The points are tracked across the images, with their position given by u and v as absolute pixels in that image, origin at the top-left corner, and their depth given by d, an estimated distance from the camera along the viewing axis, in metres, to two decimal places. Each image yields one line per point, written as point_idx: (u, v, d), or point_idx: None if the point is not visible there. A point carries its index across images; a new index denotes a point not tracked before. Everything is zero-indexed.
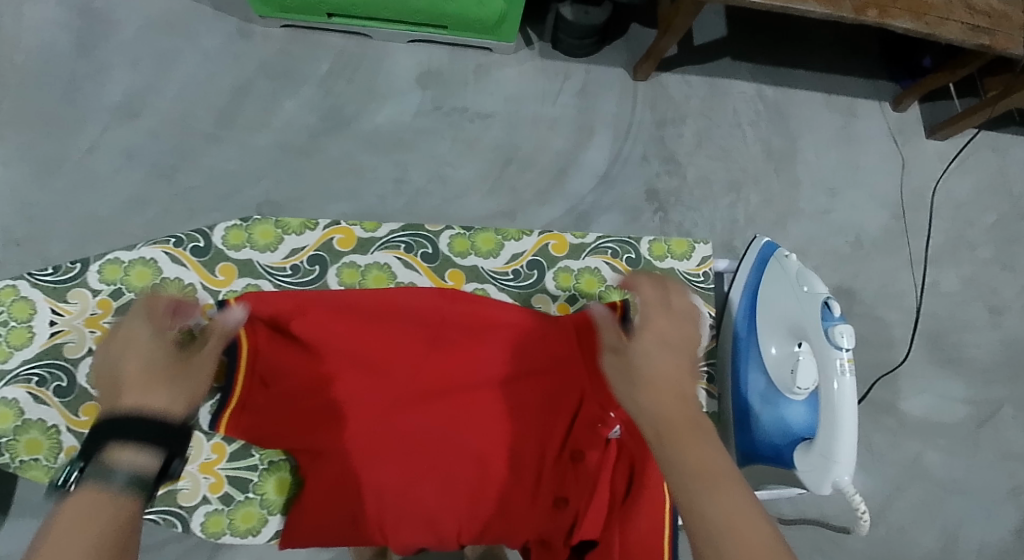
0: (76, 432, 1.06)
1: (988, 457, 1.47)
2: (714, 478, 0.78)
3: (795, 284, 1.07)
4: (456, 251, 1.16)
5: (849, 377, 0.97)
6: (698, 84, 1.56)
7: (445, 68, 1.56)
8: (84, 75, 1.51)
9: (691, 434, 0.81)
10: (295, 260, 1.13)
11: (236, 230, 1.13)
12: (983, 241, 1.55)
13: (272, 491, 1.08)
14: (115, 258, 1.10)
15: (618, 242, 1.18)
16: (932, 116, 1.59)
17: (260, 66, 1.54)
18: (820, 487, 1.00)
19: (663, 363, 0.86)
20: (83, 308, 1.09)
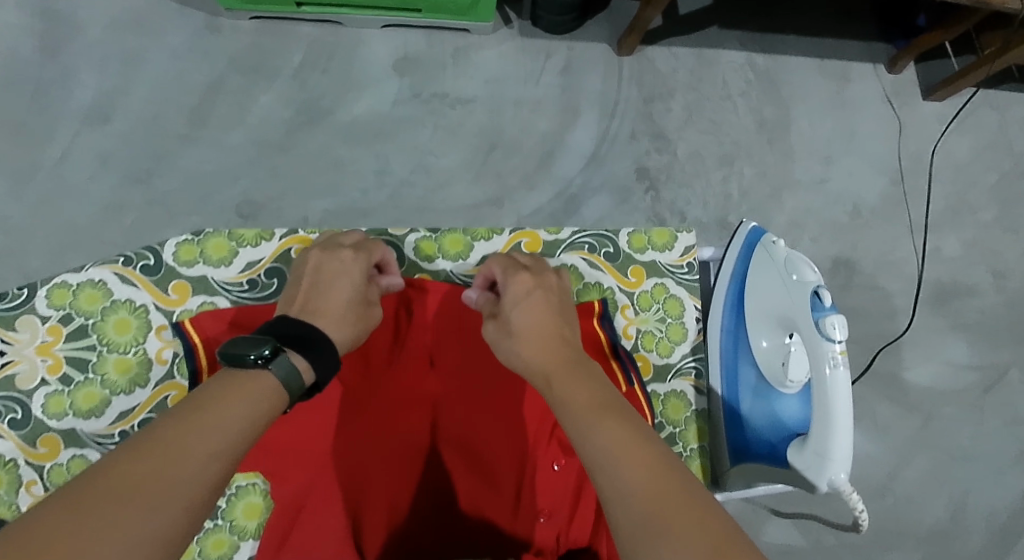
0: (35, 465, 1.00)
1: (995, 423, 1.45)
2: (608, 411, 0.79)
3: (783, 272, 1.04)
4: (422, 255, 1.11)
5: (842, 370, 0.94)
6: (685, 56, 1.51)
7: (422, 53, 1.50)
8: (50, 80, 1.45)
9: (575, 375, 0.83)
10: (252, 273, 1.07)
11: (187, 245, 1.06)
12: (985, 203, 1.51)
13: (243, 515, 1.01)
14: (63, 281, 1.04)
15: (594, 236, 1.13)
16: (928, 76, 1.54)
17: (230, 62, 1.48)
18: (815, 486, 0.96)
19: (535, 319, 0.89)
20: (33, 336, 1.03)
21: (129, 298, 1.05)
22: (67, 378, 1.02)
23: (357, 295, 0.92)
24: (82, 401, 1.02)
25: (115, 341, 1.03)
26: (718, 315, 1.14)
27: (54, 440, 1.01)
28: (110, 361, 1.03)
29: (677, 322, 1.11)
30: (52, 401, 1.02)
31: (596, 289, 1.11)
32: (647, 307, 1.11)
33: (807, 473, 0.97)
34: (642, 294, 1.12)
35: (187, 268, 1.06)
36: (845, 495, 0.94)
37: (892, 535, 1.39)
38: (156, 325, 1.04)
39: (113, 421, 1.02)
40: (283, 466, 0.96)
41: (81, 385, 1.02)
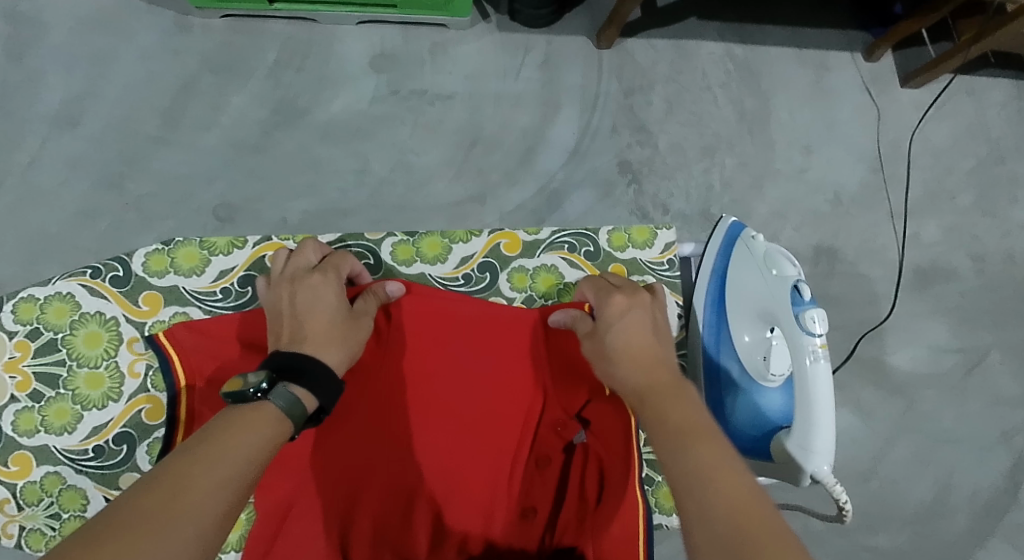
0: (8, 484, 1.00)
1: (977, 404, 1.47)
2: (694, 432, 0.80)
3: (763, 268, 1.06)
4: (400, 259, 1.09)
5: (823, 362, 0.96)
6: (664, 48, 1.50)
7: (400, 49, 1.48)
8: (16, 84, 1.42)
9: (669, 395, 0.85)
10: (225, 282, 1.05)
11: (157, 255, 1.04)
12: (962, 189, 1.53)
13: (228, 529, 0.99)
14: (30, 295, 1.03)
15: (574, 235, 1.12)
16: (905, 64, 1.54)
17: (202, 61, 1.45)
18: (799, 479, 0.99)
19: (632, 337, 0.91)
20: (1, 353, 1.02)
21: (98, 311, 1.03)
22: (38, 395, 1.01)
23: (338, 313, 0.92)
24: (54, 417, 1.01)
25: (85, 355, 1.02)
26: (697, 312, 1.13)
27: (26, 458, 1.01)
28: (81, 376, 1.02)
29: None
30: (23, 418, 1.01)
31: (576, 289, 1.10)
32: None
33: (790, 465, 1.00)
34: None
35: (158, 279, 1.04)
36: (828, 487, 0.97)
37: (878, 519, 1.41)
38: (127, 338, 1.03)
39: (86, 436, 1.01)
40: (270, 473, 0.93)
41: (53, 401, 1.01)
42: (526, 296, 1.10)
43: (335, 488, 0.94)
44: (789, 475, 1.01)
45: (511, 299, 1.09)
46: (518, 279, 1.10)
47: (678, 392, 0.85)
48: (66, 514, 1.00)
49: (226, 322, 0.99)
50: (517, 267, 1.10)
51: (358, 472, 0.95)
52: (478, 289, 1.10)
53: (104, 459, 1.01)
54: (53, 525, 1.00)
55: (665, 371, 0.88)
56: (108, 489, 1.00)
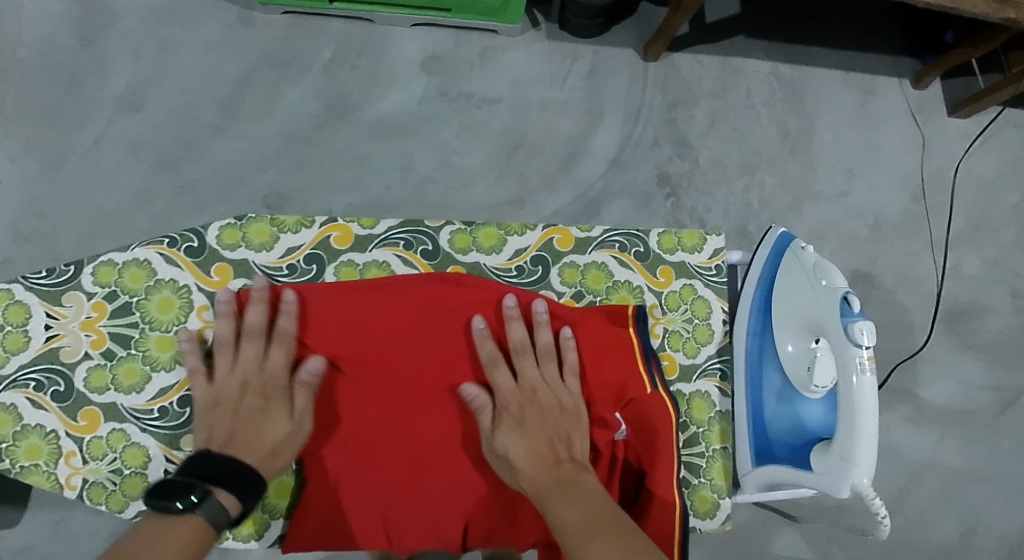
0: (75, 438, 1.04)
1: (1008, 442, 1.44)
2: (600, 526, 0.89)
3: (812, 278, 1.12)
4: (457, 247, 1.14)
5: (869, 375, 1.02)
6: (710, 64, 1.51)
7: (450, 53, 1.52)
8: (86, 66, 1.48)
9: (567, 492, 0.94)
10: (292, 259, 1.11)
11: (230, 229, 1.11)
12: (1006, 223, 1.51)
13: (274, 494, 1.05)
14: (109, 259, 1.08)
15: (625, 235, 1.16)
16: (953, 93, 1.54)
17: (262, 54, 1.51)
18: (838, 490, 1.03)
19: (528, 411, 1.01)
20: (78, 312, 1.07)
21: (172, 279, 1.09)
22: (110, 354, 1.07)
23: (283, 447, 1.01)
24: (124, 376, 1.06)
25: (158, 320, 1.08)
26: (743, 319, 1.19)
27: (94, 414, 1.05)
28: (152, 339, 1.08)
29: (703, 324, 1.15)
30: (95, 375, 1.06)
31: (624, 288, 1.15)
32: (675, 308, 1.15)
33: (831, 476, 1.04)
34: (670, 294, 1.16)
35: (229, 251, 1.10)
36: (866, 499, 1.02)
37: (900, 552, 1.38)
38: (197, 306, 1.09)
39: (153, 397, 1.07)
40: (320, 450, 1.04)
41: (124, 361, 1.07)
42: (575, 291, 1.14)
43: (374, 476, 1.05)
44: (828, 486, 1.05)
45: (560, 293, 1.14)
46: (568, 274, 1.14)
47: (577, 487, 0.94)
48: (128, 470, 1.05)
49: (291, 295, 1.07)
50: (568, 263, 1.15)
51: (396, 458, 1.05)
52: (528, 280, 1.14)
53: (168, 420, 1.06)
54: (114, 480, 1.04)
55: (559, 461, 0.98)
56: (170, 448, 1.06)
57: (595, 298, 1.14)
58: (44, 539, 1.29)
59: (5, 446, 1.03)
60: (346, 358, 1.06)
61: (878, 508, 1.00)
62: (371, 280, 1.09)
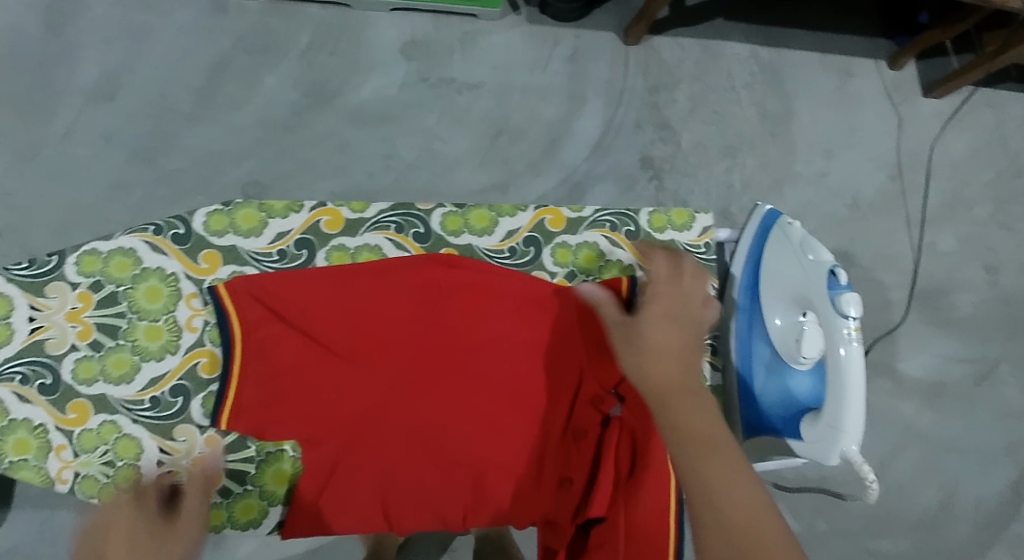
0: (65, 431, 1.05)
1: (985, 414, 1.48)
2: (698, 434, 0.87)
3: (800, 252, 1.16)
4: (449, 230, 1.17)
5: (856, 345, 1.04)
6: (690, 47, 1.52)
7: (430, 38, 1.51)
8: (55, 56, 1.44)
9: (682, 400, 0.90)
10: (282, 244, 1.14)
11: (217, 215, 1.13)
12: (980, 200, 1.54)
13: (272, 482, 1.09)
14: (93, 249, 1.09)
15: (615, 215, 1.22)
16: (928, 74, 1.56)
17: (237, 41, 1.48)
18: (828, 458, 1.05)
19: (662, 334, 0.95)
20: (62, 302, 1.08)
21: (159, 266, 1.11)
22: (97, 345, 1.08)
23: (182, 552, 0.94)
24: (113, 366, 1.08)
25: (146, 309, 1.10)
26: (733, 296, 1.24)
27: (84, 406, 1.06)
28: (140, 328, 1.09)
29: None
30: (82, 366, 1.07)
31: (616, 266, 1.20)
32: None
33: (821, 444, 1.06)
34: None
35: (217, 238, 1.13)
36: (856, 466, 1.04)
37: (883, 523, 1.42)
38: (186, 294, 1.11)
39: (144, 387, 1.08)
40: (317, 432, 1.06)
41: (112, 351, 1.08)
42: (568, 271, 1.20)
43: (373, 457, 1.07)
44: (818, 455, 1.07)
45: (554, 273, 1.19)
46: (561, 254, 1.20)
47: (692, 393, 0.91)
48: (121, 462, 1.06)
49: (285, 279, 1.10)
50: (560, 243, 1.20)
51: (391, 440, 1.08)
52: (522, 261, 1.19)
53: (161, 409, 1.08)
54: (107, 473, 1.06)
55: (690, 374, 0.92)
56: (163, 438, 1.08)
57: (588, 276, 1.19)
58: (31, 539, 1.27)
59: None
60: (341, 343, 1.08)
61: (867, 474, 1.02)
62: (367, 266, 1.12)
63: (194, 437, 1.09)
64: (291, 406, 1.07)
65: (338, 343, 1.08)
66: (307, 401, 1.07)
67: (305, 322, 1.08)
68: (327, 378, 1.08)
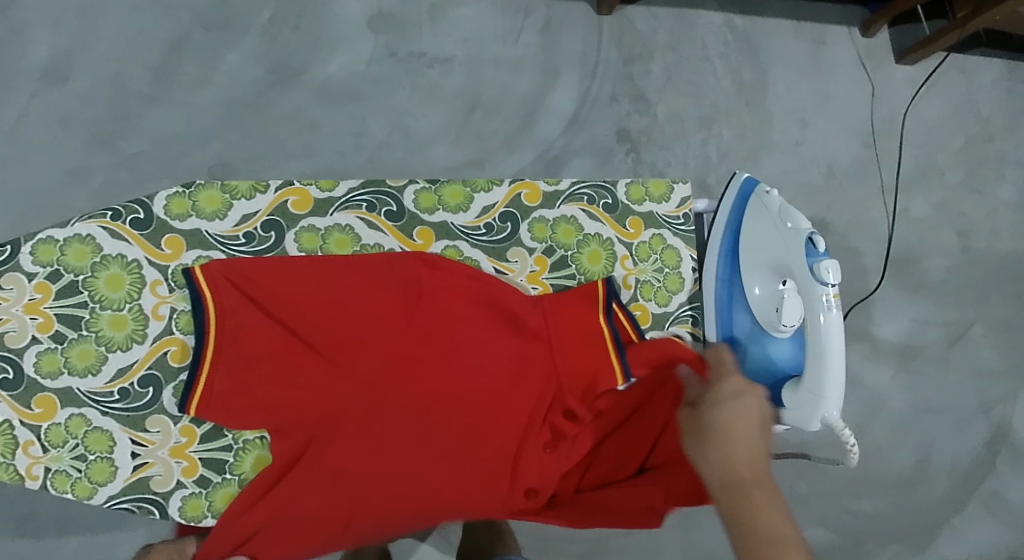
0: (30, 426, 1.05)
1: (959, 375, 1.50)
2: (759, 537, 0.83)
3: (778, 221, 1.12)
4: (423, 207, 1.16)
5: (835, 311, 1.05)
6: (664, 17, 1.50)
7: (398, 10, 1.46)
8: (2, 37, 1.36)
9: (756, 507, 0.85)
10: (248, 227, 1.11)
11: (179, 198, 1.10)
12: (952, 165, 1.56)
13: (251, 469, 1.07)
14: (49, 237, 1.07)
15: (592, 188, 1.21)
16: (900, 40, 1.57)
17: (195, 17, 1.42)
18: (808, 424, 1.07)
19: (730, 418, 0.90)
20: (20, 294, 1.06)
21: (119, 254, 1.08)
22: (59, 337, 1.06)
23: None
24: (78, 358, 1.06)
25: (108, 298, 1.07)
26: (713, 266, 1.21)
27: (49, 401, 1.05)
28: (104, 318, 1.07)
29: (673, 273, 1.21)
30: (46, 359, 1.06)
31: (593, 241, 1.19)
32: (645, 258, 1.20)
33: (802, 410, 1.07)
34: (640, 244, 1.21)
35: (180, 222, 1.10)
36: (837, 430, 1.06)
37: (862, 485, 1.44)
38: (150, 281, 1.08)
39: (111, 379, 1.07)
40: (289, 424, 1.04)
41: (76, 343, 1.06)
42: (546, 246, 1.18)
43: (337, 452, 1.03)
44: (799, 420, 1.08)
45: (532, 249, 1.18)
46: (538, 229, 1.18)
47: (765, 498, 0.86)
48: (93, 455, 1.05)
49: (262, 265, 1.06)
50: (538, 218, 1.19)
51: (358, 440, 1.04)
52: (498, 238, 1.18)
53: (131, 400, 1.07)
54: (78, 467, 1.05)
55: (765, 473, 0.88)
56: (135, 430, 1.06)
57: (566, 252, 1.18)
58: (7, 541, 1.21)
59: None
60: (316, 340, 1.04)
61: (849, 437, 1.04)
62: (346, 260, 1.08)
63: (168, 428, 1.07)
64: (261, 394, 1.03)
65: (311, 338, 1.04)
66: (276, 392, 1.03)
67: (280, 312, 1.04)
68: (299, 374, 1.04)
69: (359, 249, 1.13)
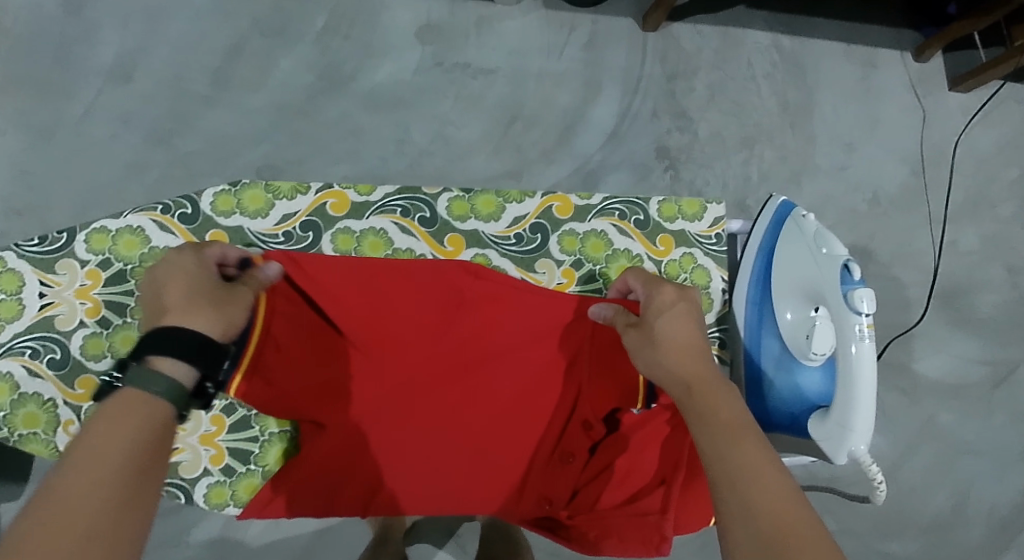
0: (73, 406, 1.07)
1: (1002, 417, 1.44)
2: (737, 433, 0.83)
3: (812, 245, 1.08)
4: (455, 215, 1.18)
5: (868, 342, 0.99)
6: (711, 35, 1.50)
7: (446, 21, 1.49)
8: (73, 35, 1.43)
9: (715, 396, 0.87)
10: (288, 226, 1.14)
11: (225, 196, 1.14)
12: (1004, 198, 1.51)
13: (275, 462, 1.10)
14: (102, 227, 1.10)
15: (625, 204, 1.21)
16: (955, 67, 1.54)
17: (253, 23, 1.46)
18: (836, 456, 1.03)
19: (682, 331, 0.92)
20: (72, 280, 1.09)
21: (166, 246, 1.11)
22: (105, 322, 1.09)
23: (217, 320, 0.85)
24: (121, 344, 1.09)
25: None
26: (743, 287, 1.18)
27: (92, 383, 1.08)
28: None
29: (703, 293, 1.21)
30: (91, 342, 1.09)
31: (623, 256, 1.19)
32: (675, 276, 1.20)
33: (829, 442, 1.03)
34: (670, 262, 1.21)
35: (224, 219, 1.13)
36: (864, 465, 1.01)
37: (893, 525, 1.39)
38: None
39: None
40: (322, 414, 1.02)
41: (120, 329, 1.09)
42: (575, 259, 1.19)
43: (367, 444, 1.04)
44: (828, 451, 1.05)
45: (560, 261, 1.18)
46: (568, 242, 1.19)
47: (725, 393, 0.87)
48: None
49: (305, 262, 1.04)
50: (567, 231, 1.19)
51: (386, 434, 1.05)
52: (528, 248, 1.19)
53: None
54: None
55: (711, 367, 0.90)
56: None
57: (594, 266, 1.18)
58: None
59: (3, 414, 1.05)
60: (354, 334, 1.04)
61: (875, 475, 0.99)
62: (386, 262, 1.09)
63: (199, 415, 1.09)
64: (298, 392, 1.01)
65: (350, 333, 1.04)
66: (313, 386, 1.01)
67: (328, 307, 1.03)
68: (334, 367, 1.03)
69: (391, 252, 1.16)
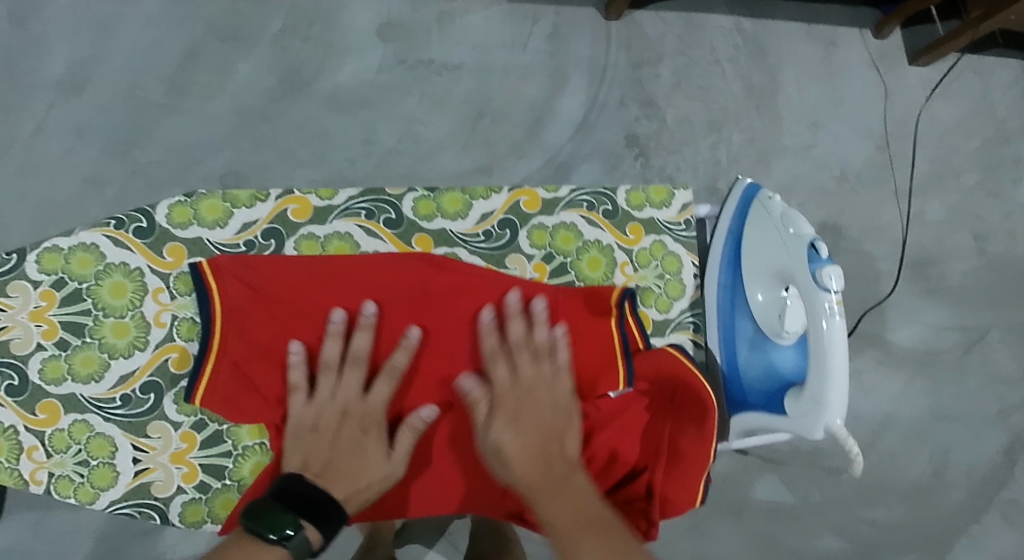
0: (35, 432, 1.05)
1: (975, 381, 1.48)
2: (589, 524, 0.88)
3: (780, 227, 1.12)
4: (421, 215, 1.16)
5: (838, 318, 1.01)
6: (673, 21, 1.51)
7: (407, 18, 1.47)
8: (20, 48, 1.38)
9: (556, 491, 0.91)
10: (248, 235, 1.11)
11: (180, 207, 1.10)
12: (968, 167, 1.54)
13: (250, 475, 1.07)
14: (53, 245, 1.07)
15: (592, 194, 1.20)
16: (913, 41, 1.56)
17: (208, 27, 1.43)
18: (812, 432, 1.03)
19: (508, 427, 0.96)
20: (25, 302, 1.06)
21: (122, 262, 1.08)
22: (63, 344, 1.06)
23: (381, 482, 0.98)
24: (81, 365, 1.06)
25: (111, 306, 1.07)
26: (715, 271, 1.21)
27: (53, 406, 1.05)
28: (107, 326, 1.07)
29: (674, 279, 1.19)
30: (50, 366, 1.06)
31: (593, 247, 1.18)
32: (646, 264, 1.19)
33: (806, 418, 1.04)
34: (640, 251, 1.19)
35: (182, 230, 1.10)
36: (840, 439, 1.01)
37: (877, 492, 1.41)
38: (152, 288, 1.08)
39: (113, 386, 1.06)
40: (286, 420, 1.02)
41: (79, 350, 1.06)
42: (545, 253, 1.18)
43: None
44: (803, 428, 1.05)
45: (531, 255, 1.17)
46: (537, 236, 1.18)
47: (571, 483, 0.92)
48: (95, 461, 1.05)
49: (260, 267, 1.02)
50: (536, 225, 1.18)
51: None
52: (498, 244, 1.17)
53: (132, 406, 1.06)
54: (81, 472, 1.05)
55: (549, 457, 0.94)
56: (136, 436, 1.06)
57: (565, 259, 1.17)
58: (23, 541, 1.24)
59: None
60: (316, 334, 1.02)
61: (849, 446, 0.99)
62: (342, 261, 1.04)
63: (169, 433, 1.07)
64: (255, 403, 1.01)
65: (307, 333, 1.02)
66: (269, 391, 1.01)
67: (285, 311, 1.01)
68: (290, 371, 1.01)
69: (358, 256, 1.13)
